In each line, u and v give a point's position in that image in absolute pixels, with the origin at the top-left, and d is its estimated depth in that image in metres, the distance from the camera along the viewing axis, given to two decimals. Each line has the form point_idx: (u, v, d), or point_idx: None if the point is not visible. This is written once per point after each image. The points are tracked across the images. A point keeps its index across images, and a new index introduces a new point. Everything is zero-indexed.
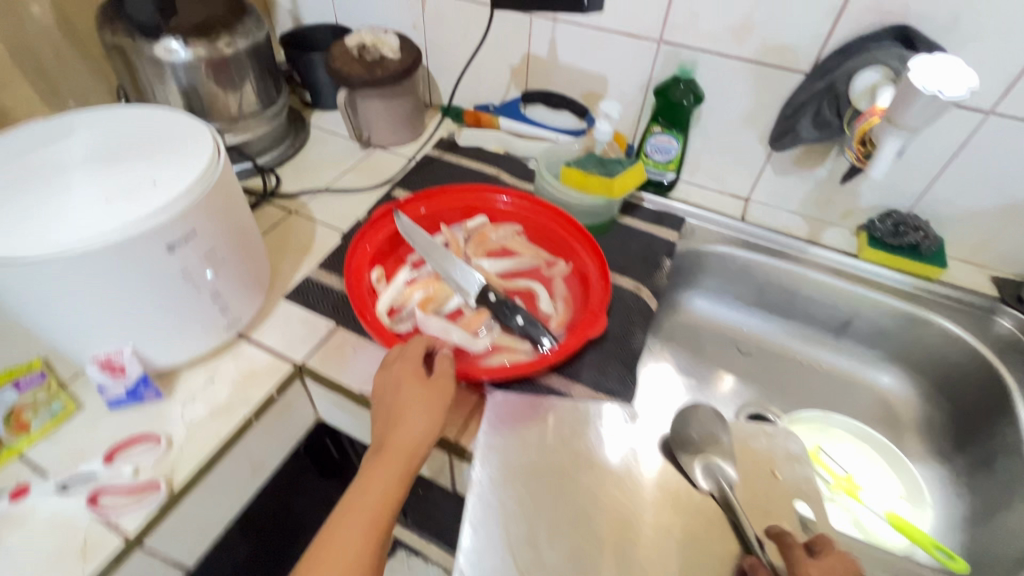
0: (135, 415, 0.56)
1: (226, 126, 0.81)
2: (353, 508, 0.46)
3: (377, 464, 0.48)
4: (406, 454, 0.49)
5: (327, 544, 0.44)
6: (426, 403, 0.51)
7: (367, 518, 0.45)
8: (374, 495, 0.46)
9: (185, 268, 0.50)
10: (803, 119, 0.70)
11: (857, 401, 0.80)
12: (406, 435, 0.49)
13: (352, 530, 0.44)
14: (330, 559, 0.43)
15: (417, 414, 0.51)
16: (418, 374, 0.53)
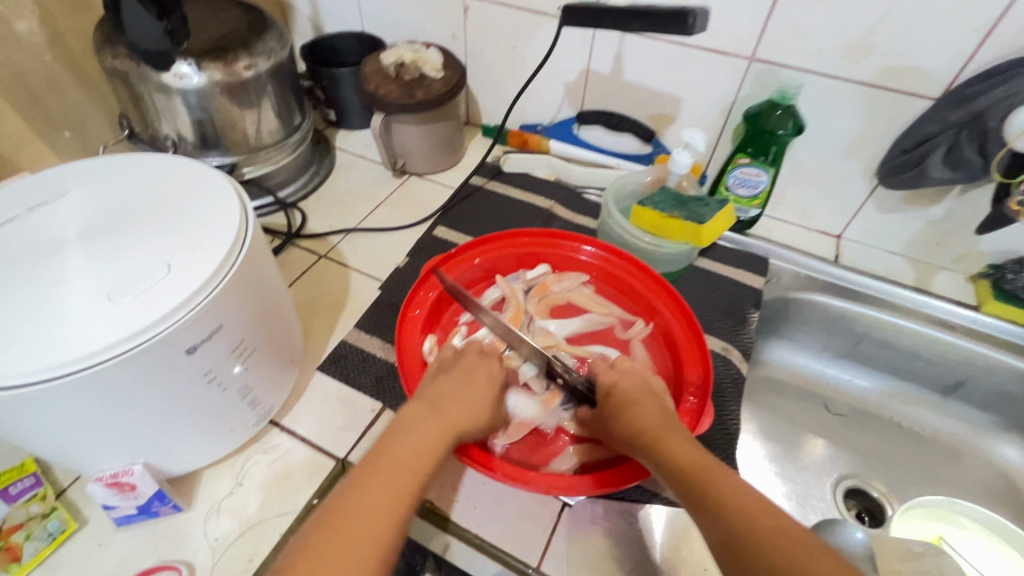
0: (149, 533, 0.46)
1: (245, 158, 0.71)
2: (397, 457, 0.40)
3: (421, 420, 0.43)
4: (456, 423, 0.45)
5: (362, 493, 0.37)
6: (482, 391, 0.49)
7: (408, 472, 0.39)
8: (419, 453, 0.41)
9: (209, 369, 0.40)
10: (932, 155, 0.59)
11: (972, 474, 0.70)
12: (459, 406, 0.46)
13: (393, 482, 0.38)
14: (360, 502, 0.36)
15: (472, 393, 0.48)
16: (479, 363, 0.52)
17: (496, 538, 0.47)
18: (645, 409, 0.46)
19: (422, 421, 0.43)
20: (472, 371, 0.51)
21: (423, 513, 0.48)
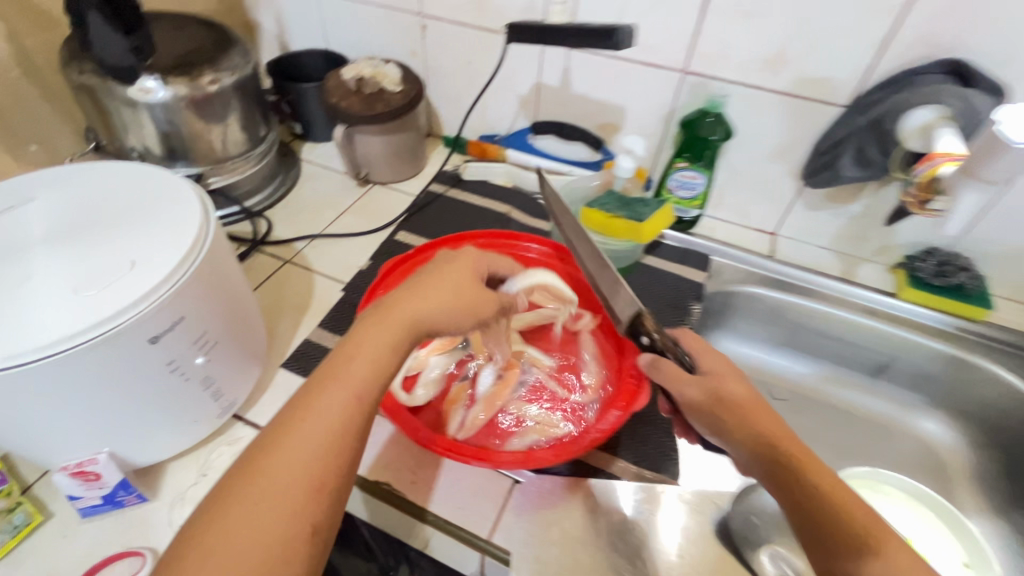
0: (114, 523, 0.48)
1: (211, 168, 0.74)
2: (345, 369, 0.39)
3: (376, 324, 0.42)
4: (408, 322, 0.42)
5: (298, 417, 0.37)
6: (449, 283, 0.45)
7: (357, 384, 0.39)
8: (361, 368, 0.40)
9: (171, 359, 0.43)
10: (843, 156, 0.66)
11: (900, 448, 0.75)
12: (414, 299, 0.43)
13: (328, 403, 0.38)
14: (301, 417, 0.37)
15: (433, 285, 0.45)
16: (451, 257, 0.49)
17: (450, 515, 0.50)
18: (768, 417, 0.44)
19: (370, 327, 0.42)
20: (440, 266, 0.48)
21: (385, 494, 0.53)
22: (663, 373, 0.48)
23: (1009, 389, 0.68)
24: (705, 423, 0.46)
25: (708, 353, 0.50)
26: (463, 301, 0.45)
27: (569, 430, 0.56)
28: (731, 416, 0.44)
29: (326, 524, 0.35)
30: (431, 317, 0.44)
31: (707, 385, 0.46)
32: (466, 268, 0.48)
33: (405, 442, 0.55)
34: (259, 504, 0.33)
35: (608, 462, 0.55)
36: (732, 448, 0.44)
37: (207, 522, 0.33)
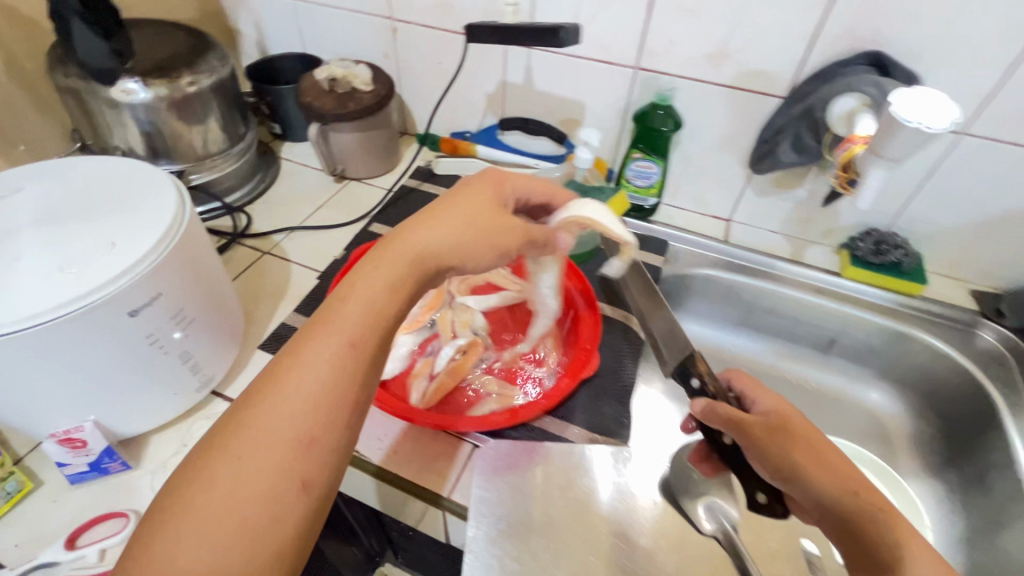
0: (100, 488, 0.52)
1: (192, 165, 0.78)
2: (337, 318, 0.42)
3: (371, 270, 0.44)
4: (406, 266, 0.45)
5: (286, 368, 0.39)
6: (448, 228, 0.47)
7: (353, 328, 0.42)
8: (355, 317, 0.42)
9: (150, 332, 0.47)
10: (782, 142, 0.71)
11: (849, 418, 0.80)
12: (418, 238, 0.46)
13: (319, 352, 0.40)
14: (296, 364, 0.39)
15: (441, 222, 0.47)
16: (459, 192, 0.51)
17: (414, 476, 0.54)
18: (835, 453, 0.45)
19: (363, 275, 0.44)
20: (442, 206, 0.49)
21: (352, 459, 0.55)
22: (725, 414, 0.47)
23: (942, 357, 0.73)
24: (772, 466, 0.45)
25: (762, 390, 0.49)
26: (473, 236, 0.48)
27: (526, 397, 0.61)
28: (801, 457, 0.44)
29: (316, 474, 0.37)
30: (431, 257, 0.46)
31: (771, 423, 0.46)
32: (480, 199, 0.50)
33: (373, 413, 0.58)
34: (249, 456, 0.35)
35: (564, 429, 0.59)
36: (802, 493, 0.44)
37: (197, 474, 0.35)
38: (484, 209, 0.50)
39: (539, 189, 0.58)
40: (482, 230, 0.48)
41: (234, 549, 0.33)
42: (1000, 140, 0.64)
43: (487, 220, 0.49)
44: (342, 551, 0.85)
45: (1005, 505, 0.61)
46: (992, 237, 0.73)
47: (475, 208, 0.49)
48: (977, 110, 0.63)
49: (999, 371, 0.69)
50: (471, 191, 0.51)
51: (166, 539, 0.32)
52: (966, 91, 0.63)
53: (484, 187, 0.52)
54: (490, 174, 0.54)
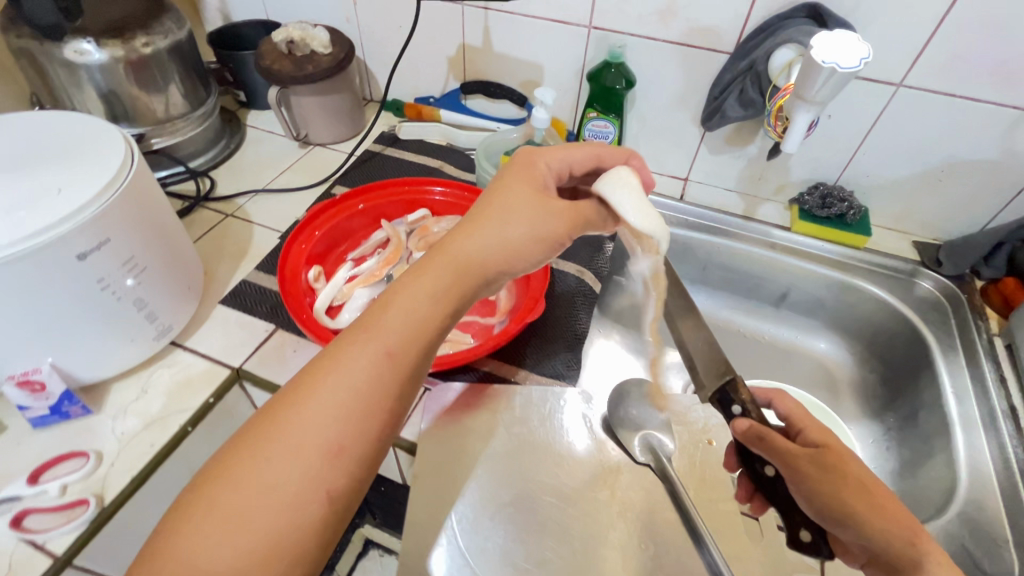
0: (62, 432, 0.54)
1: (152, 129, 0.78)
2: (377, 323, 0.40)
3: (417, 273, 0.42)
4: (451, 270, 0.43)
5: (324, 368, 0.39)
6: (497, 227, 0.44)
7: (391, 335, 0.40)
8: (400, 319, 0.41)
9: (101, 277, 0.49)
10: (728, 98, 0.72)
11: (799, 368, 0.83)
12: (468, 236, 0.44)
13: (359, 358, 0.39)
14: (334, 367, 0.39)
15: (491, 216, 0.45)
16: (509, 181, 0.48)
17: None
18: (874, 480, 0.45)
19: (412, 277, 0.42)
20: (495, 198, 0.46)
21: None
22: (775, 447, 0.47)
23: (883, 305, 0.76)
24: (816, 500, 0.45)
25: (810, 421, 0.51)
26: (524, 234, 0.44)
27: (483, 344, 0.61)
28: (853, 501, 0.44)
29: (340, 483, 0.37)
30: (475, 261, 0.43)
31: (823, 459, 0.46)
32: (528, 189, 0.47)
33: None
34: (279, 457, 0.36)
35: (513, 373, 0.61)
36: (849, 535, 0.44)
37: (230, 461, 0.36)
38: (533, 198, 0.46)
39: (578, 154, 0.52)
40: (533, 224, 0.45)
41: (251, 544, 0.33)
42: (935, 90, 0.67)
43: (538, 213, 0.45)
44: None
45: (931, 438, 0.64)
46: (933, 189, 0.75)
47: (527, 201, 0.46)
48: (912, 62, 0.66)
49: (936, 317, 0.73)
50: (521, 180, 0.47)
51: (193, 524, 0.34)
52: (901, 42, 0.65)
53: (534, 174, 0.49)
54: (539, 158, 0.50)
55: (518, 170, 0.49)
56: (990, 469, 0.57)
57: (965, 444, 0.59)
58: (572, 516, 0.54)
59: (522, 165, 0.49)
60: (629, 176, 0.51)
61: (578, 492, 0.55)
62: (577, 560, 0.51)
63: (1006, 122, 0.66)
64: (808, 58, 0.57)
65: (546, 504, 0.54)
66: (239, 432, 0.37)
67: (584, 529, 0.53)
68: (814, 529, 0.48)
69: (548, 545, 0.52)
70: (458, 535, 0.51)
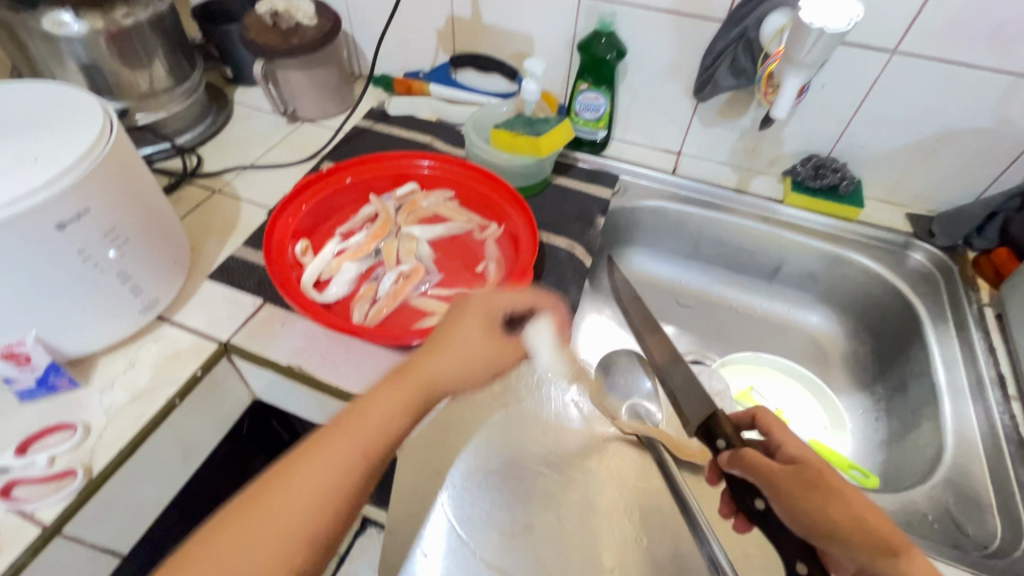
0: (49, 405, 0.53)
1: (137, 104, 0.77)
2: (348, 427, 0.40)
3: (389, 386, 0.42)
4: (420, 389, 0.42)
5: (294, 468, 0.38)
6: (457, 354, 0.45)
7: (361, 442, 0.39)
8: (355, 444, 0.39)
9: (82, 248, 0.48)
10: (720, 68, 0.71)
11: (789, 342, 0.83)
12: (431, 360, 0.44)
13: (331, 459, 0.38)
14: (303, 469, 0.38)
15: (455, 343, 0.46)
16: (474, 308, 0.48)
17: (354, 386, 0.57)
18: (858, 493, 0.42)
19: (382, 391, 0.42)
20: (462, 324, 0.47)
21: (297, 373, 0.58)
22: (754, 464, 0.45)
23: (875, 277, 0.76)
24: (803, 519, 0.41)
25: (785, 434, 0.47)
26: (483, 366, 0.46)
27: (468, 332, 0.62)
28: (835, 513, 0.40)
29: None
30: (440, 382, 0.44)
31: (804, 474, 0.43)
32: (492, 322, 0.47)
33: (317, 334, 0.61)
34: (237, 559, 0.34)
35: None
36: (841, 554, 0.40)
37: (187, 555, 0.34)
38: (495, 332, 0.47)
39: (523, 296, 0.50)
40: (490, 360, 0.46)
41: None
42: (929, 56, 0.66)
43: (497, 348, 0.47)
44: None
45: (919, 407, 0.65)
46: (927, 159, 0.74)
47: (490, 332, 0.47)
48: (907, 27, 0.64)
49: (926, 288, 0.73)
50: (488, 305, 0.48)
51: None
52: (897, 6, 0.63)
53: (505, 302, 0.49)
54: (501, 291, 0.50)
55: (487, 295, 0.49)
56: (976, 435, 0.57)
57: (953, 412, 0.59)
58: (560, 484, 0.54)
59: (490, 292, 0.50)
60: (559, 318, 0.52)
61: (565, 461, 0.55)
62: (564, 526, 0.52)
63: (1001, 88, 0.65)
64: (799, 21, 0.56)
65: (534, 472, 0.54)
66: (202, 527, 0.36)
67: (570, 495, 0.54)
68: (812, 560, 0.42)
69: (537, 511, 0.53)
70: (447, 502, 0.52)
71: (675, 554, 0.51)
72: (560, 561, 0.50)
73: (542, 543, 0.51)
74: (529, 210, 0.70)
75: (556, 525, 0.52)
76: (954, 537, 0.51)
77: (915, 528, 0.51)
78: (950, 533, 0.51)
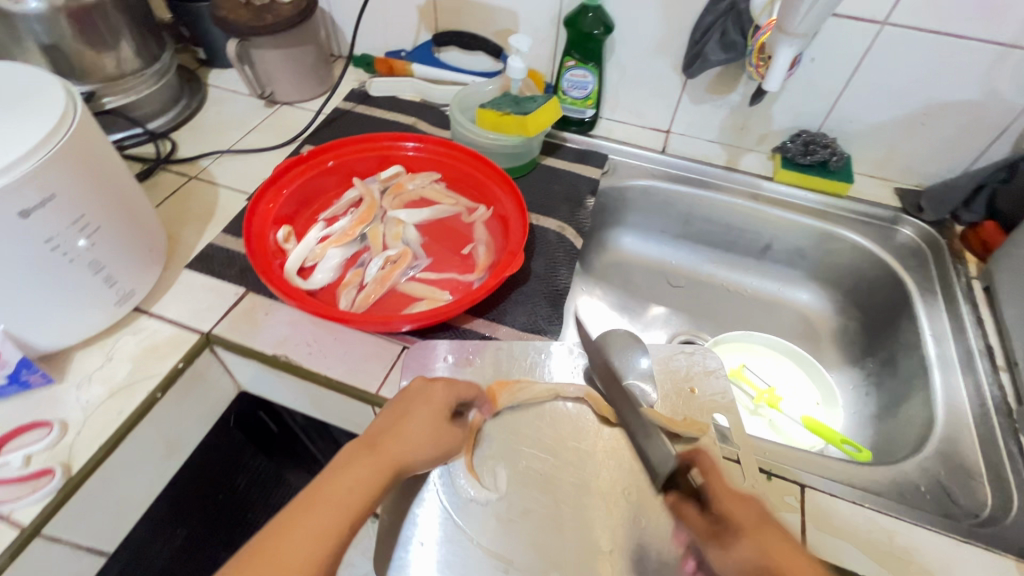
0: (22, 403, 0.51)
1: (104, 86, 0.73)
2: (327, 496, 0.40)
3: (362, 459, 0.42)
4: (389, 466, 0.43)
5: (279, 540, 0.37)
6: (420, 432, 0.46)
7: (343, 511, 0.39)
8: (314, 538, 0.37)
9: (50, 236, 0.46)
10: (710, 41, 0.70)
11: (780, 319, 0.83)
12: (390, 445, 0.44)
13: (315, 528, 0.38)
14: (287, 541, 0.37)
15: (410, 429, 0.46)
16: (425, 388, 0.49)
17: (342, 375, 0.55)
18: (785, 548, 0.38)
19: (353, 465, 0.42)
20: (413, 406, 0.47)
21: (281, 363, 0.56)
22: (692, 526, 0.44)
23: (865, 252, 0.76)
24: (721, 574, 0.41)
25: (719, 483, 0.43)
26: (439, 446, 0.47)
27: (455, 326, 0.60)
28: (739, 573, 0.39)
29: None
30: (407, 460, 0.44)
31: (718, 529, 0.41)
32: (447, 401, 0.48)
33: (303, 323, 0.59)
34: None
35: (493, 329, 0.60)
36: None
37: None
38: (445, 417, 0.48)
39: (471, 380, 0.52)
40: (438, 446, 0.47)
41: None
42: (919, 27, 0.65)
43: (445, 432, 0.48)
44: None
45: (909, 380, 0.65)
46: (915, 132, 0.74)
47: (441, 417, 0.48)
48: None
49: (915, 262, 0.73)
50: (440, 388, 0.49)
51: None
52: None
53: (456, 387, 0.50)
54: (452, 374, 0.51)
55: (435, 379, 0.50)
56: (966, 408, 0.58)
57: (943, 385, 0.60)
58: (554, 467, 0.52)
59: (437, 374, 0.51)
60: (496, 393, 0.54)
61: (559, 443, 0.54)
62: (561, 513, 0.50)
63: (990, 58, 0.65)
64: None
65: (527, 457, 0.53)
66: None
67: (566, 479, 0.52)
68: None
69: (531, 496, 0.51)
70: (441, 488, 0.51)
71: (679, 534, 0.49)
72: (556, 546, 0.48)
73: (539, 530, 0.49)
74: (517, 188, 0.68)
75: (551, 510, 0.50)
76: (946, 506, 0.51)
77: (908, 500, 0.51)
78: (941, 503, 0.51)
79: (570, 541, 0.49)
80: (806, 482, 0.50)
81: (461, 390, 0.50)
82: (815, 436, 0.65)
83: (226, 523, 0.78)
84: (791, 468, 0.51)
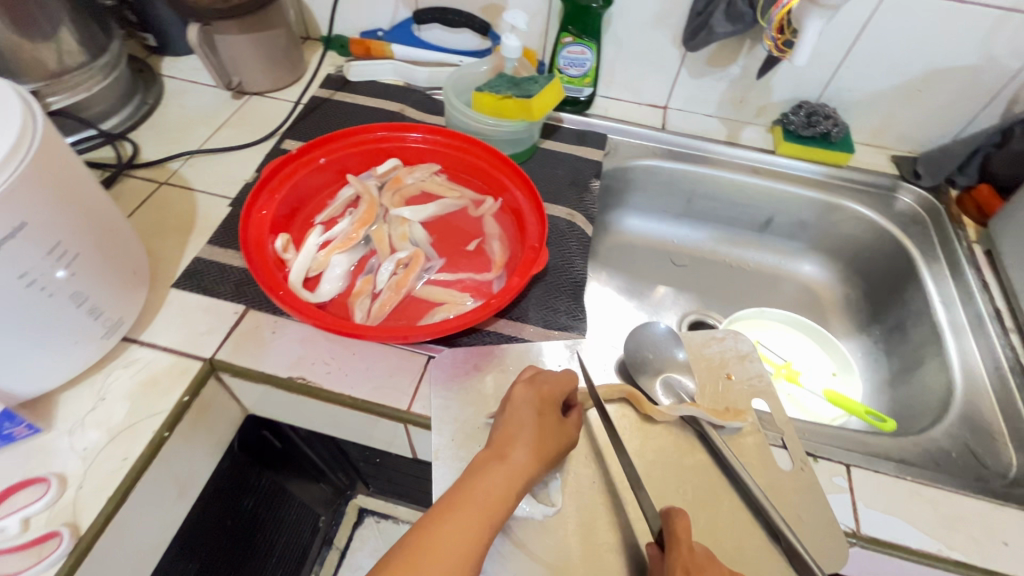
0: (7, 458, 0.45)
1: (47, 84, 0.64)
2: (467, 500, 0.39)
3: (493, 465, 0.41)
4: (517, 473, 0.42)
5: (428, 539, 0.37)
6: (538, 436, 0.44)
7: (483, 514, 0.38)
8: (461, 542, 0.37)
9: (23, 271, 0.39)
10: (715, 12, 0.67)
11: (784, 292, 0.84)
12: (516, 451, 0.43)
13: (460, 529, 0.37)
14: (436, 542, 0.36)
15: (529, 432, 0.44)
16: (536, 390, 0.47)
17: (368, 395, 0.52)
18: None
19: (486, 471, 0.41)
20: (526, 409, 0.46)
21: (298, 387, 0.52)
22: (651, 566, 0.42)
23: (867, 222, 0.76)
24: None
25: (677, 557, 0.40)
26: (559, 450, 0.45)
27: (476, 329, 0.57)
28: None
29: None
30: (533, 465, 0.43)
31: None
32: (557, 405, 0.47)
33: (315, 339, 0.55)
34: None
35: (518, 329, 0.57)
36: None
37: None
38: (557, 415, 0.46)
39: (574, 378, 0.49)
40: (557, 446, 0.45)
41: None
42: None
43: (561, 431, 0.46)
44: (310, 490, 0.89)
45: (922, 346, 0.67)
46: (913, 100, 0.75)
47: (554, 416, 0.46)
48: None
49: (916, 229, 0.74)
50: (547, 386, 0.47)
51: None
52: None
53: (562, 381, 0.48)
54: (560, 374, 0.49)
55: (540, 378, 0.48)
56: (983, 371, 0.60)
57: (958, 350, 0.62)
58: (600, 470, 0.49)
59: (538, 374, 0.49)
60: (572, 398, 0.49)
61: (602, 445, 0.50)
62: (616, 516, 0.47)
63: (989, 23, 0.65)
64: None
65: (573, 465, 0.49)
66: None
67: (614, 480, 0.49)
68: None
69: (584, 501, 0.48)
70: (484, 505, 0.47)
71: (740, 532, 0.46)
72: (611, 554, 0.45)
73: (593, 534, 0.46)
74: (524, 173, 0.64)
75: (603, 513, 0.47)
76: (976, 470, 0.53)
77: (942, 467, 0.53)
78: (972, 467, 0.53)
79: (626, 544, 0.46)
80: (850, 461, 0.50)
81: (568, 382, 0.49)
82: (836, 408, 0.66)
83: (236, 549, 0.73)
84: (831, 448, 0.51)
